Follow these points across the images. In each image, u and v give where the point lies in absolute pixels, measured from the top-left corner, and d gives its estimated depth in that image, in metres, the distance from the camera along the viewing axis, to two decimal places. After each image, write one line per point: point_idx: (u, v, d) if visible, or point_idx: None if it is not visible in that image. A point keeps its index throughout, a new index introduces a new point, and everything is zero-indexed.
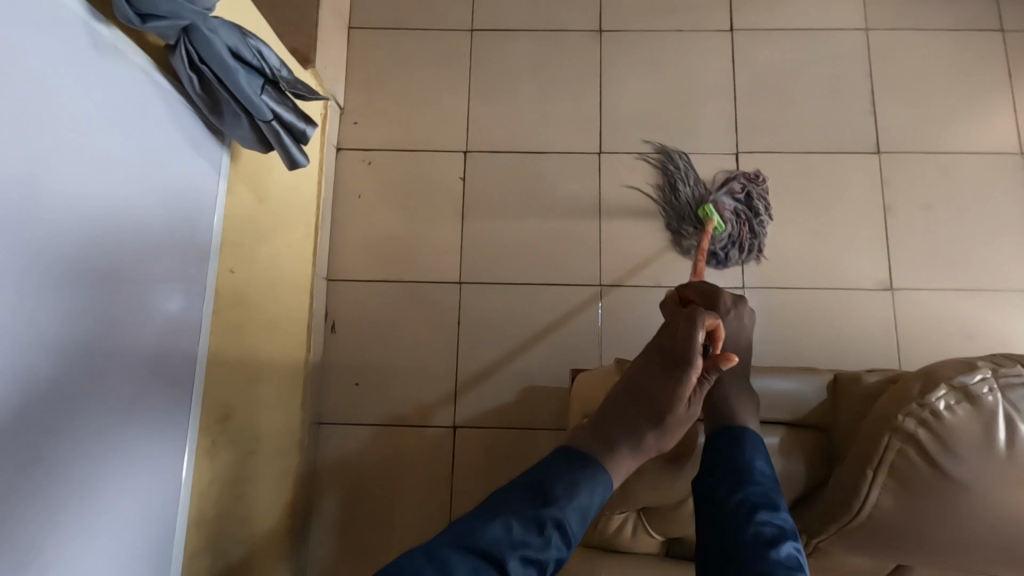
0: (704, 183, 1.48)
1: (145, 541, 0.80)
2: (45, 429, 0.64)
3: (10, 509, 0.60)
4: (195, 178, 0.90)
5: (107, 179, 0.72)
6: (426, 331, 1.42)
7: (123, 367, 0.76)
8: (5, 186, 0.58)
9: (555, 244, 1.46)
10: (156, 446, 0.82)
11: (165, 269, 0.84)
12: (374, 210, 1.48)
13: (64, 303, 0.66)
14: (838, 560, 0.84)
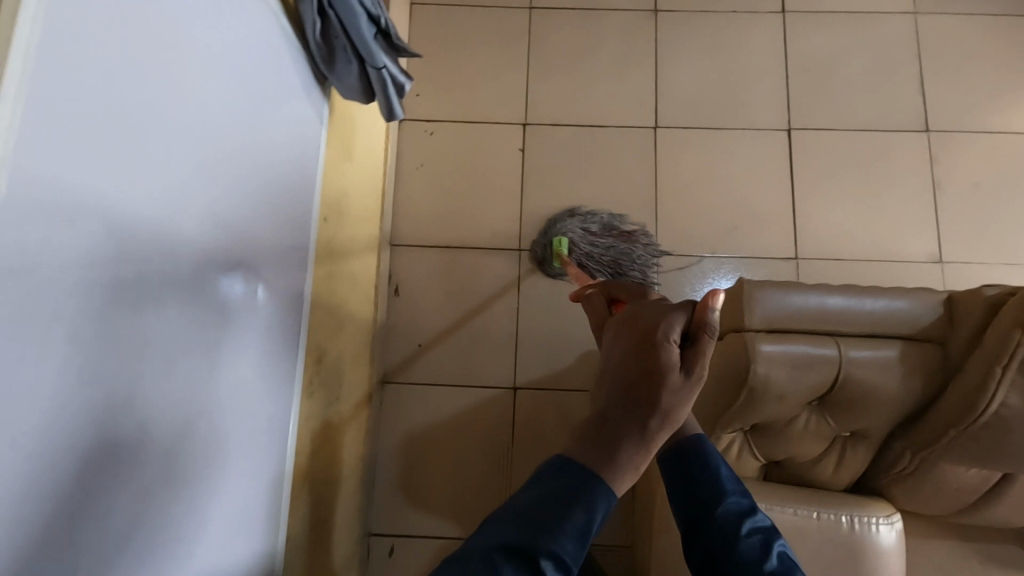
0: (757, 157, 1.52)
1: (262, 503, 0.84)
2: (179, 416, 0.64)
3: (161, 500, 0.61)
4: (290, 119, 0.89)
5: (230, 146, 0.72)
6: (486, 295, 1.46)
7: (237, 339, 0.75)
8: (161, 163, 0.58)
9: (612, 214, 1.50)
10: (264, 413, 0.83)
11: (271, 222, 0.83)
12: (436, 179, 1.52)
13: (197, 279, 0.65)
14: (936, 480, 0.74)
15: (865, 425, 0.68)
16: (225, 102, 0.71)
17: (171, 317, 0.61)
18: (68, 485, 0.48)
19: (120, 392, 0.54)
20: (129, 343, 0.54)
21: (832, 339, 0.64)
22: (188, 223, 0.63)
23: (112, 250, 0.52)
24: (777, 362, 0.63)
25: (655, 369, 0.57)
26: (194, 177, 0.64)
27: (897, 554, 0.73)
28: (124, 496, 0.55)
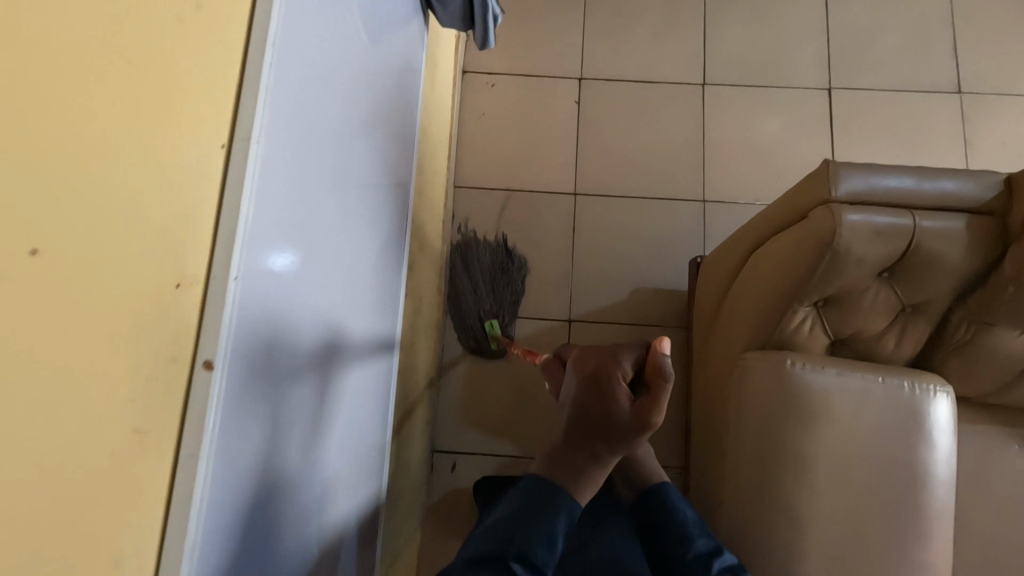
0: (761, 115, 1.62)
1: (375, 462, 0.95)
2: (325, 424, 0.72)
3: (319, 494, 0.71)
4: (381, 105, 0.92)
5: (349, 153, 0.77)
6: (543, 235, 1.56)
7: (357, 338, 0.83)
8: (318, 194, 0.65)
9: (663, 164, 1.60)
10: (372, 390, 0.92)
11: (368, 226, 0.87)
12: (496, 127, 1.62)
13: (331, 294, 0.72)
14: (991, 342, 0.80)
15: (929, 295, 0.78)
16: (342, 121, 0.74)
17: (305, 350, 0.64)
18: (268, 493, 0.57)
19: (278, 426, 0.58)
20: (279, 383, 0.58)
21: (906, 210, 0.73)
22: (322, 256, 0.67)
23: (279, 298, 0.56)
24: (860, 230, 0.72)
25: (605, 408, 0.64)
26: (325, 206, 0.68)
27: (949, 415, 0.84)
28: (299, 496, 0.65)
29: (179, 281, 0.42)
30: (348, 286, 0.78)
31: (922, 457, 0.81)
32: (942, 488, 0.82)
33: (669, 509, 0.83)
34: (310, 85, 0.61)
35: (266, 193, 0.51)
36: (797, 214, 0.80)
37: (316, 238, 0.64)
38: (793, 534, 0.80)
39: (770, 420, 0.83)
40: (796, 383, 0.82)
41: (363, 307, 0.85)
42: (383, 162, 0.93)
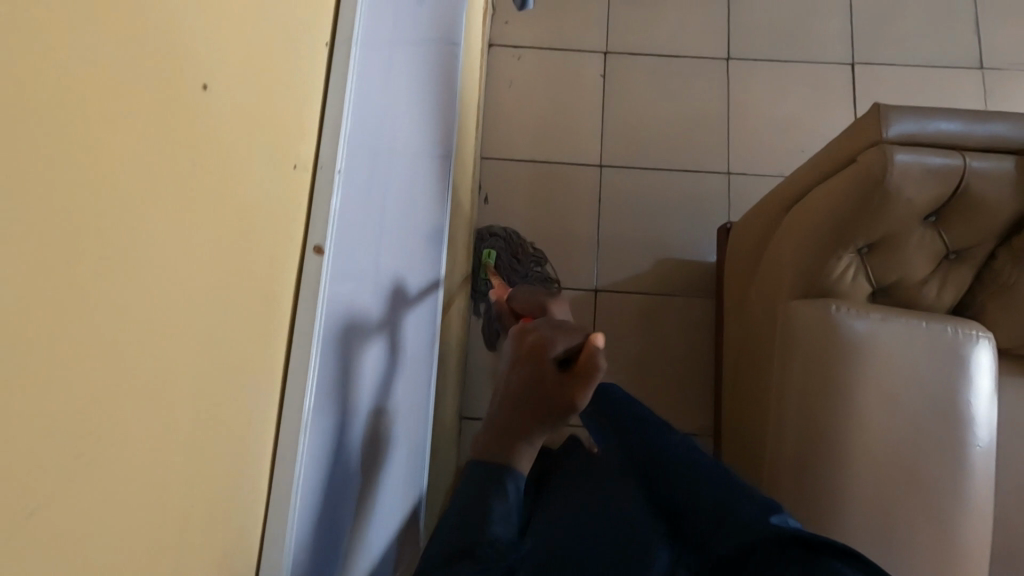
0: (789, 90, 1.64)
1: (427, 433, 0.97)
2: (391, 391, 0.75)
3: (389, 460, 0.74)
4: (435, 87, 0.97)
5: (405, 129, 0.80)
6: (569, 207, 1.58)
7: (414, 310, 0.85)
8: (383, 169, 0.68)
9: (688, 137, 1.62)
10: (426, 362, 0.94)
11: (423, 203, 0.93)
12: (522, 100, 1.63)
13: (392, 266, 0.75)
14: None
15: (974, 238, 0.80)
16: (405, 105, 0.79)
17: (382, 314, 0.70)
18: (348, 452, 0.60)
19: (364, 381, 0.64)
20: (365, 341, 0.64)
21: (957, 152, 0.75)
22: (389, 234, 0.73)
23: (361, 265, 0.62)
24: (910, 169, 0.74)
25: (535, 377, 0.59)
26: (393, 182, 0.74)
27: (990, 359, 0.85)
28: (372, 460, 0.68)
29: (296, 162, 0.48)
30: (410, 258, 0.84)
31: (963, 398, 0.83)
32: (984, 429, 0.84)
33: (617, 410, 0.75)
34: (382, 71, 0.67)
35: (355, 166, 0.57)
36: (844, 159, 0.81)
37: (388, 208, 0.71)
38: (839, 477, 0.81)
39: (826, 354, 0.84)
40: (842, 327, 0.84)
41: (421, 282, 0.90)
42: (429, 131, 0.94)
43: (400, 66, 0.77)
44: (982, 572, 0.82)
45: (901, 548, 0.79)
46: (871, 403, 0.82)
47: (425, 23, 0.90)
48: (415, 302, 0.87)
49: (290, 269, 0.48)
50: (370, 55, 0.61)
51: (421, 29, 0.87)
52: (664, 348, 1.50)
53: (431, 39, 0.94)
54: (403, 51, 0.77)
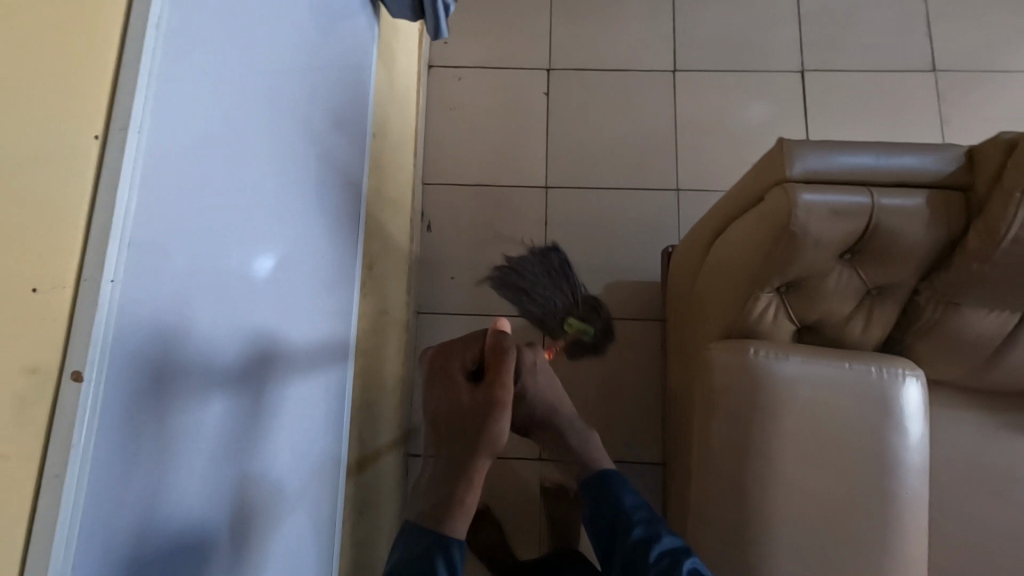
0: (739, 100, 1.59)
1: (324, 486, 0.91)
2: (248, 459, 0.68)
3: (242, 537, 0.67)
4: (332, 146, 0.90)
5: (280, 172, 0.74)
6: (515, 230, 1.53)
7: (292, 362, 0.78)
8: (235, 230, 0.62)
9: (636, 154, 1.57)
10: (317, 413, 0.87)
11: (311, 285, 0.84)
12: (463, 123, 1.59)
13: (252, 324, 0.68)
14: (958, 325, 0.76)
15: (894, 277, 0.74)
16: (275, 185, 0.72)
17: (211, 438, 0.60)
18: (164, 548, 0.54)
19: (174, 530, 0.54)
20: (175, 489, 0.54)
21: (864, 188, 0.70)
22: (229, 345, 0.63)
23: (184, 342, 0.55)
24: (816, 210, 0.68)
25: (449, 408, 0.68)
26: (239, 282, 0.64)
27: (919, 403, 0.81)
28: (210, 545, 0.61)
29: (34, 286, 0.40)
30: (277, 352, 0.74)
31: (891, 448, 0.78)
32: (916, 475, 0.79)
33: (614, 504, 0.89)
34: (220, 150, 0.59)
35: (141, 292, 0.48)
36: (754, 195, 0.76)
37: (243, 265, 0.65)
38: (759, 541, 0.76)
39: (746, 390, 0.79)
40: (760, 374, 0.79)
41: (298, 371, 0.81)
42: (326, 170, 0.89)
43: (265, 147, 0.69)
44: None
45: None
46: (798, 447, 0.77)
47: (311, 68, 0.83)
48: (285, 398, 0.77)
49: (38, 412, 0.40)
50: (183, 144, 0.53)
51: (304, 87, 0.80)
52: (618, 374, 1.45)
53: (324, 98, 0.88)
54: (272, 93, 0.71)
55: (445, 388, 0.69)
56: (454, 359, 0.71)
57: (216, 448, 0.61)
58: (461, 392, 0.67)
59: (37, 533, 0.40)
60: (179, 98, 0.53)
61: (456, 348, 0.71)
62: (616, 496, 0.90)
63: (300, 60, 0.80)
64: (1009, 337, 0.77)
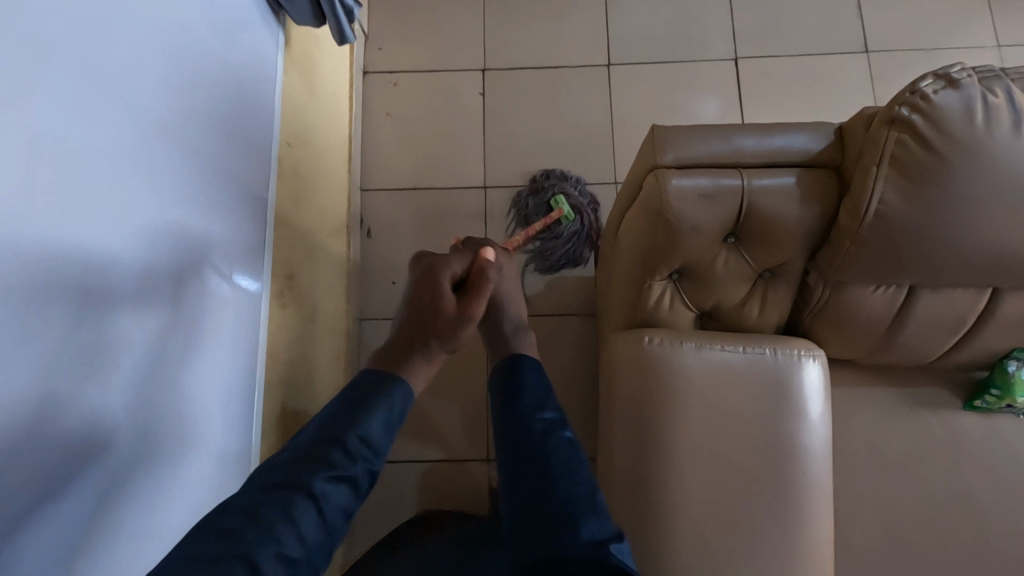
0: (675, 91, 1.59)
1: (223, 484, 0.86)
2: (139, 397, 0.67)
3: (118, 484, 0.64)
4: (239, 113, 0.93)
5: (178, 154, 0.75)
6: (456, 231, 1.53)
7: (200, 318, 0.79)
8: (115, 175, 0.63)
9: (573, 149, 1.57)
10: (226, 391, 0.87)
11: (225, 233, 0.87)
12: (401, 127, 1.59)
13: (147, 262, 0.69)
14: (847, 305, 0.76)
15: (779, 259, 0.74)
16: (176, 136, 0.75)
17: (97, 366, 0.61)
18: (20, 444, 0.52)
19: (26, 442, 0.53)
20: (75, 400, 0.58)
21: (736, 170, 0.69)
22: (137, 273, 0.67)
23: (63, 239, 0.56)
24: (686, 194, 0.68)
25: (432, 299, 0.70)
26: (123, 228, 0.64)
27: (818, 382, 0.80)
28: (75, 475, 0.58)
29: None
30: (194, 290, 0.78)
31: (790, 435, 0.78)
32: (817, 462, 0.79)
33: (516, 385, 0.73)
34: (103, 97, 0.62)
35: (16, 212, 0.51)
36: (636, 182, 0.76)
37: (135, 196, 0.66)
38: (660, 536, 0.75)
39: (644, 382, 0.79)
40: (655, 364, 0.78)
41: (217, 313, 0.84)
42: (230, 171, 0.89)
43: (162, 101, 0.73)
44: None
45: None
46: (697, 437, 0.77)
47: (207, 39, 0.85)
48: (205, 337, 0.80)
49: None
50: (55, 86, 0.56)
51: (200, 51, 0.83)
52: (563, 369, 1.45)
53: (227, 65, 0.90)
54: (160, 92, 0.72)
55: (435, 284, 0.71)
56: (446, 267, 0.74)
57: (107, 360, 0.62)
58: (448, 292, 0.71)
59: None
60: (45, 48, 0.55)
61: (451, 258, 0.76)
62: (521, 381, 0.73)
63: (194, 27, 0.82)
64: (900, 311, 0.76)
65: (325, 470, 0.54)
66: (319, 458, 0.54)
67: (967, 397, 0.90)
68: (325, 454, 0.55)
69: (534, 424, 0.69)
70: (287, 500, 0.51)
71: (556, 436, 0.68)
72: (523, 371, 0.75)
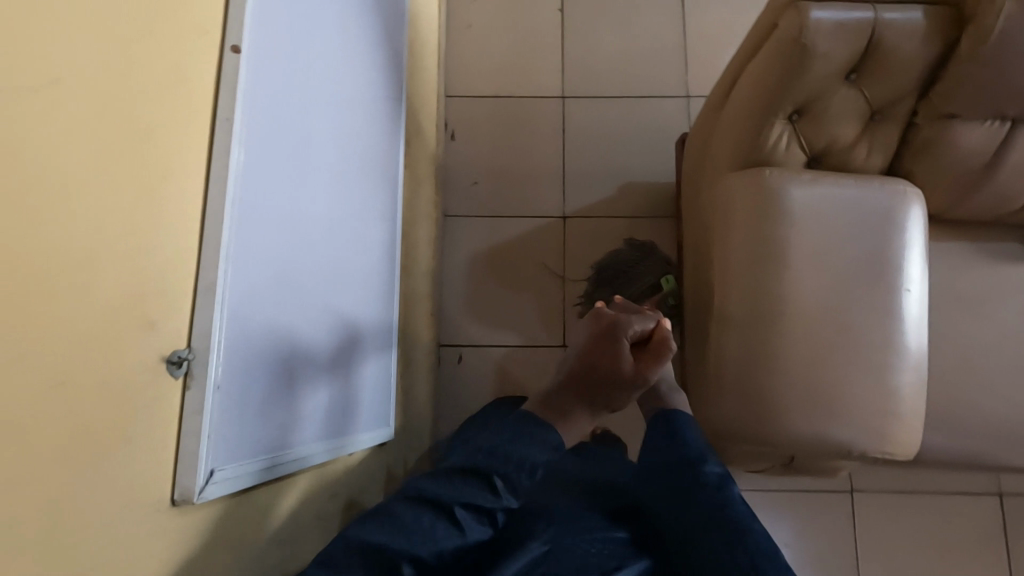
0: (745, 10, 1.66)
1: (375, 424, 0.90)
2: (315, 365, 0.69)
3: (307, 447, 0.67)
4: (392, 226, 0.99)
5: (336, 96, 0.76)
6: (534, 137, 1.61)
7: (350, 277, 0.81)
8: (300, 127, 0.64)
9: (647, 64, 1.64)
10: (372, 339, 0.89)
11: (374, 325, 0.90)
12: (482, 38, 1.66)
13: (322, 228, 0.71)
14: (950, 141, 0.86)
15: (894, 95, 0.83)
16: (353, 200, 0.82)
17: (287, 339, 0.62)
18: (247, 422, 0.54)
19: (249, 422, 0.54)
20: (280, 402, 0.60)
21: (868, 5, 0.77)
22: (321, 316, 0.71)
23: (271, 210, 0.57)
24: (823, 25, 0.77)
25: (609, 355, 0.67)
26: (308, 189, 0.66)
27: (918, 208, 0.90)
28: (281, 441, 0.61)
29: None
30: (352, 363, 0.81)
31: (895, 266, 0.87)
32: (917, 287, 0.88)
33: (678, 445, 0.73)
34: (294, 62, 0.63)
35: (262, 167, 0.55)
36: (769, 25, 0.84)
37: (312, 157, 0.68)
38: (779, 328, 0.86)
39: (761, 216, 0.88)
40: (776, 190, 0.88)
41: (362, 398, 0.85)
42: (372, 68, 0.92)
43: (353, 172, 0.82)
44: (917, 417, 0.87)
45: (835, 398, 0.85)
46: (809, 271, 0.86)
47: (386, 139, 0.98)
48: (352, 416, 0.80)
49: (208, 57, 0.50)
50: (307, 127, 0.66)
51: (357, 43, 0.86)
52: None
53: (394, 184, 1.01)
54: None
55: (615, 343, 0.67)
56: (631, 323, 0.70)
57: (292, 337, 0.63)
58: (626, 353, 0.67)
59: (208, 217, 0.49)
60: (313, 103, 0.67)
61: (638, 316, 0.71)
62: (678, 435, 0.74)
63: (381, 124, 0.96)
64: (997, 148, 0.86)
65: (466, 497, 0.56)
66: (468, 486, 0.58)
67: None
68: (471, 483, 0.56)
69: (700, 482, 0.69)
70: (433, 514, 0.55)
71: (726, 494, 0.69)
72: (678, 427, 0.75)
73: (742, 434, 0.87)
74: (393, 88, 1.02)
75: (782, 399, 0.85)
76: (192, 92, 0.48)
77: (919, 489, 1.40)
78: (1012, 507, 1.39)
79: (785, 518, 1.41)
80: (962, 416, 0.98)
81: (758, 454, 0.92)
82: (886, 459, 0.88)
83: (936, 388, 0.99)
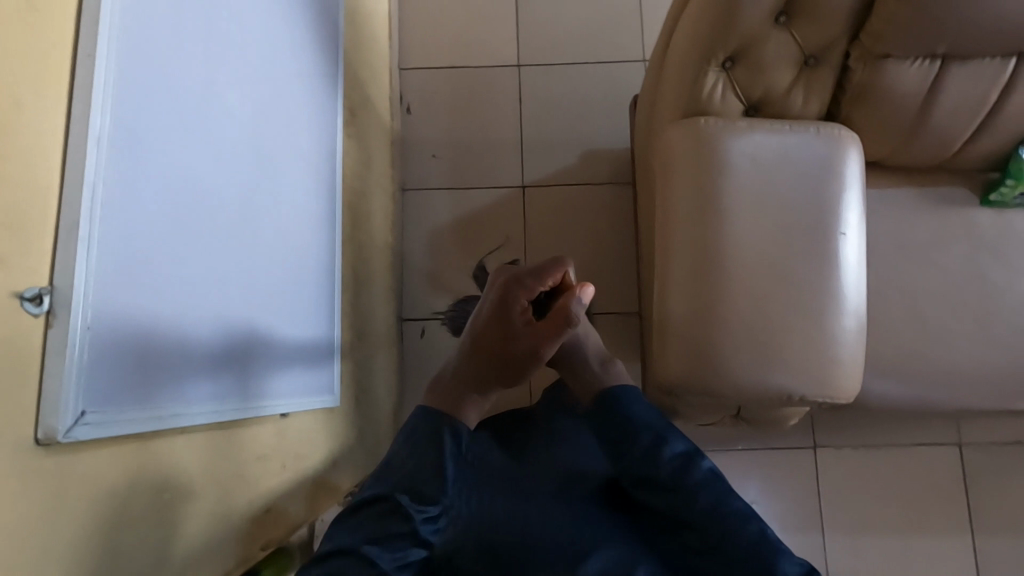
0: None
1: (313, 401, 0.85)
2: (229, 330, 0.64)
3: (224, 417, 0.62)
4: (324, 200, 0.94)
5: (252, 51, 0.73)
6: (491, 107, 1.59)
7: (276, 241, 0.77)
8: (209, 77, 0.61)
9: (602, 29, 1.62)
10: (305, 311, 0.85)
11: (303, 307, 0.84)
12: (435, 8, 1.63)
13: (236, 186, 0.66)
14: (888, 83, 0.85)
15: (825, 37, 0.82)
16: (275, 161, 0.78)
17: (193, 299, 0.57)
18: (135, 383, 0.49)
19: (140, 383, 0.49)
20: (176, 363, 0.54)
21: None
22: (234, 277, 0.65)
23: (169, 157, 0.53)
24: None
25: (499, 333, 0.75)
26: (216, 143, 0.62)
27: (855, 151, 0.90)
28: (187, 409, 0.56)
29: None
30: (275, 334, 0.75)
31: (833, 214, 0.87)
32: (855, 234, 0.88)
33: (628, 430, 0.78)
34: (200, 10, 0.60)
35: (143, 102, 0.50)
36: None
37: (222, 110, 0.64)
38: (719, 275, 0.85)
39: (699, 168, 0.87)
40: (713, 138, 0.87)
41: (289, 378, 0.79)
42: (300, 31, 0.89)
43: (268, 142, 0.76)
44: (858, 362, 0.88)
45: (775, 345, 0.85)
46: (745, 222, 0.86)
47: (317, 102, 0.94)
48: (276, 388, 0.74)
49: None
50: (208, 84, 0.61)
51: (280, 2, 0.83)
52: (596, 234, 1.53)
53: (327, 164, 0.96)
54: None
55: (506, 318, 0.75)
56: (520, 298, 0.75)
57: (201, 298, 0.58)
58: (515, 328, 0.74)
59: (73, 158, 0.42)
60: (213, 55, 0.63)
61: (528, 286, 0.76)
62: (628, 414, 0.79)
63: (314, 89, 0.93)
64: (932, 87, 0.86)
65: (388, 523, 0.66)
66: (379, 512, 0.67)
67: (984, 194, 1.01)
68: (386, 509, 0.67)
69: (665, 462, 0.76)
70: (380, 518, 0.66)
71: (691, 468, 0.76)
72: (625, 407, 0.79)
73: (689, 387, 0.87)
74: (323, 51, 0.98)
75: (724, 350, 0.85)
76: (55, 25, 0.43)
77: (881, 442, 1.42)
78: (972, 456, 1.41)
79: (750, 477, 1.42)
80: (910, 361, 0.99)
81: (705, 405, 0.93)
82: (830, 403, 0.88)
83: (885, 335, 0.99)
